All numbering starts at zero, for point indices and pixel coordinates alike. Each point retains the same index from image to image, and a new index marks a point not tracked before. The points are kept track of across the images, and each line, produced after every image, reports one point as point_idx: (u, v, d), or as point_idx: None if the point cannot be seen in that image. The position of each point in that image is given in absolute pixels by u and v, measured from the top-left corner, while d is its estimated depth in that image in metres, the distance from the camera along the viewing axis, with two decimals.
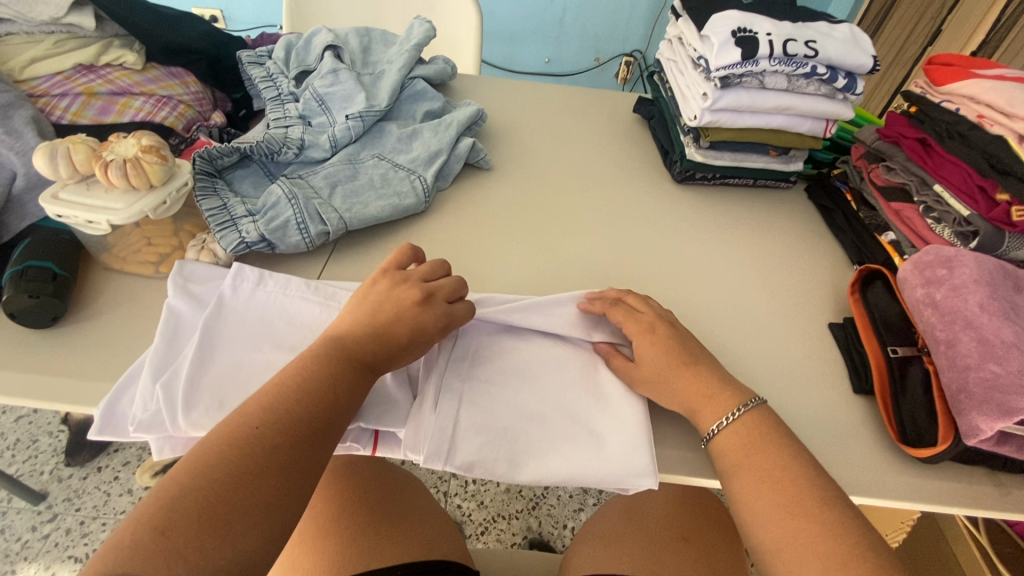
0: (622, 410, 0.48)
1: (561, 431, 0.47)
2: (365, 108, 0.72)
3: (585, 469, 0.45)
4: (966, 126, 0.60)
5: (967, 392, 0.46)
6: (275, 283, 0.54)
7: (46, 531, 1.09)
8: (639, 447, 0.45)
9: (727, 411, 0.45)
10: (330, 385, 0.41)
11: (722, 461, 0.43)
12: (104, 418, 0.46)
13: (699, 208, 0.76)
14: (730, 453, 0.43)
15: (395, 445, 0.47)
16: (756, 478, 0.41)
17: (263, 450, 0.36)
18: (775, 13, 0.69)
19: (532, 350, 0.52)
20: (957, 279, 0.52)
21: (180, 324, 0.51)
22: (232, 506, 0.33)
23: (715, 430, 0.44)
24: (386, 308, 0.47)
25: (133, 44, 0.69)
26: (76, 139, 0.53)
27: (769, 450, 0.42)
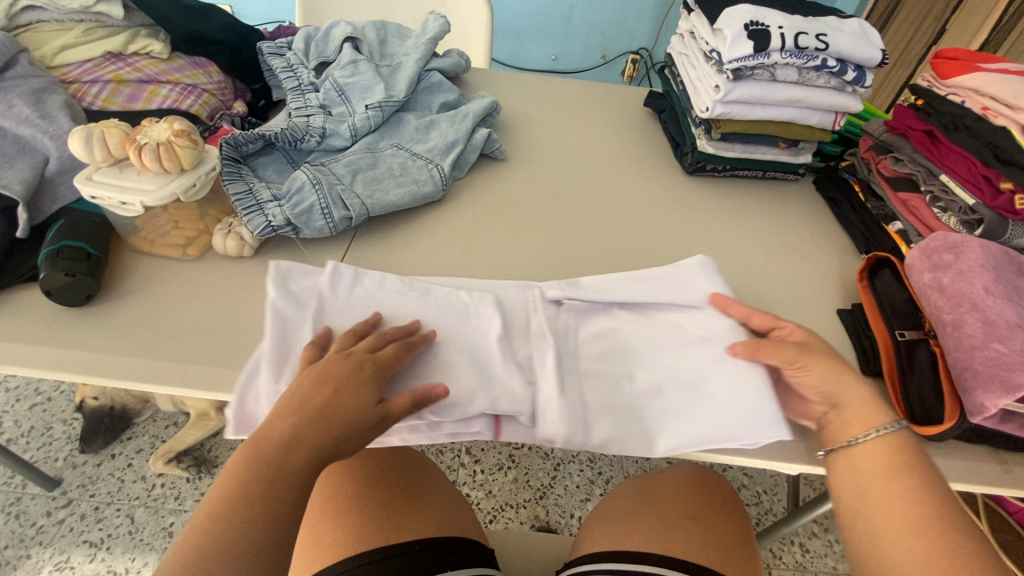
0: (736, 367, 0.49)
1: (682, 401, 0.49)
2: (384, 98, 0.74)
3: (715, 433, 0.46)
4: (971, 118, 0.62)
5: (972, 370, 0.48)
6: (372, 280, 0.55)
7: (62, 516, 1.11)
8: (763, 402, 0.46)
9: (878, 425, 0.46)
10: (255, 507, 0.38)
11: (855, 468, 0.46)
12: (236, 419, 0.47)
13: (709, 199, 0.77)
14: (865, 466, 0.46)
15: (518, 429, 0.49)
16: (892, 488, 0.44)
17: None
18: (787, 8, 0.71)
19: (631, 328, 0.54)
20: (963, 264, 0.53)
21: (287, 323, 0.50)
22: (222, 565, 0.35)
23: (853, 441, 0.46)
24: (307, 385, 0.44)
25: (159, 33, 0.71)
26: (110, 124, 0.55)
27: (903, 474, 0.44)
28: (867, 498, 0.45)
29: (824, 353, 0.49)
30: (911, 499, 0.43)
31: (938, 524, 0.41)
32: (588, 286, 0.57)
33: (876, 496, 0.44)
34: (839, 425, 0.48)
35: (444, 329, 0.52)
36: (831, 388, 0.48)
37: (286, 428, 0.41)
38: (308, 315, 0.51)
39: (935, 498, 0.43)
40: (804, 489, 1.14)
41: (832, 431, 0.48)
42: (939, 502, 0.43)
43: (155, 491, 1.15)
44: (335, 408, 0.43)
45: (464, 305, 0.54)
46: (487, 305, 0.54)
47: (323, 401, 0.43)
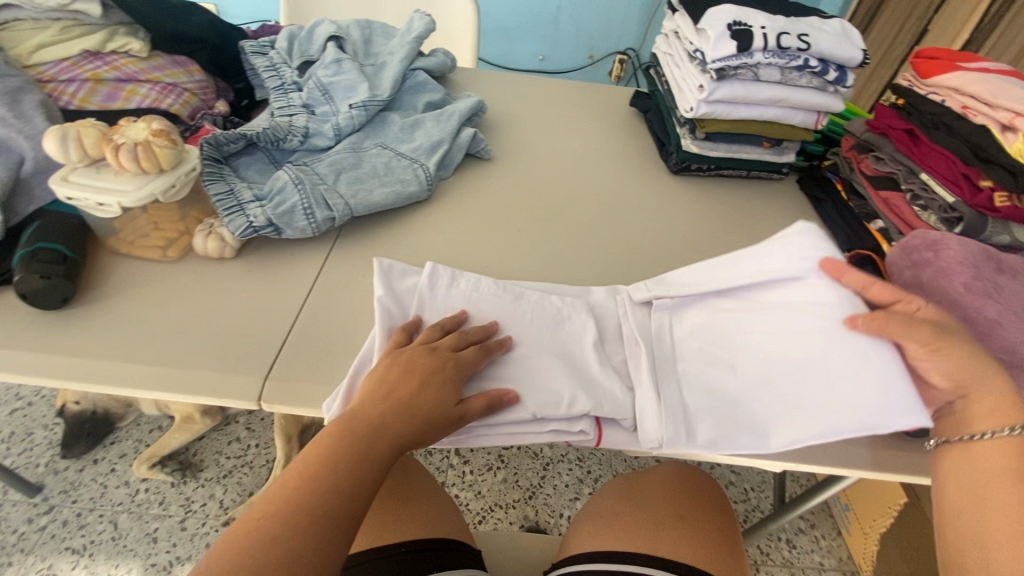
0: (864, 348, 0.47)
1: (797, 389, 0.47)
2: (368, 97, 0.73)
3: (841, 423, 0.45)
4: (952, 117, 0.62)
5: None
6: (468, 282, 0.55)
7: (43, 523, 1.09)
8: (894, 385, 0.45)
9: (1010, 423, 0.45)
10: (306, 506, 0.38)
11: (972, 464, 0.45)
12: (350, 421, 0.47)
13: (695, 198, 0.78)
14: (985, 464, 0.45)
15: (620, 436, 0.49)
16: (1011, 489, 0.43)
17: (272, 552, 0.35)
18: (769, 8, 0.72)
19: (730, 317, 0.53)
20: (942, 261, 0.54)
21: (393, 321, 0.51)
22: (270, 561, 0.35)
23: (976, 437, 0.45)
24: (393, 373, 0.45)
25: (139, 31, 0.70)
26: (86, 123, 0.54)
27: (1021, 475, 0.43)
28: (979, 495, 0.44)
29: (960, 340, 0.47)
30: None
31: None
32: (674, 281, 0.57)
33: (990, 492, 0.44)
34: (960, 417, 0.46)
35: (538, 333, 0.52)
36: (962, 377, 0.46)
37: (377, 411, 0.43)
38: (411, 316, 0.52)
39: None
40: (790, 485, 1.16)
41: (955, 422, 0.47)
42: None
43: (138, 496, 1.13)
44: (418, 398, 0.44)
45: (557, 305, 0.54)
46: (580, 310, 0.54)
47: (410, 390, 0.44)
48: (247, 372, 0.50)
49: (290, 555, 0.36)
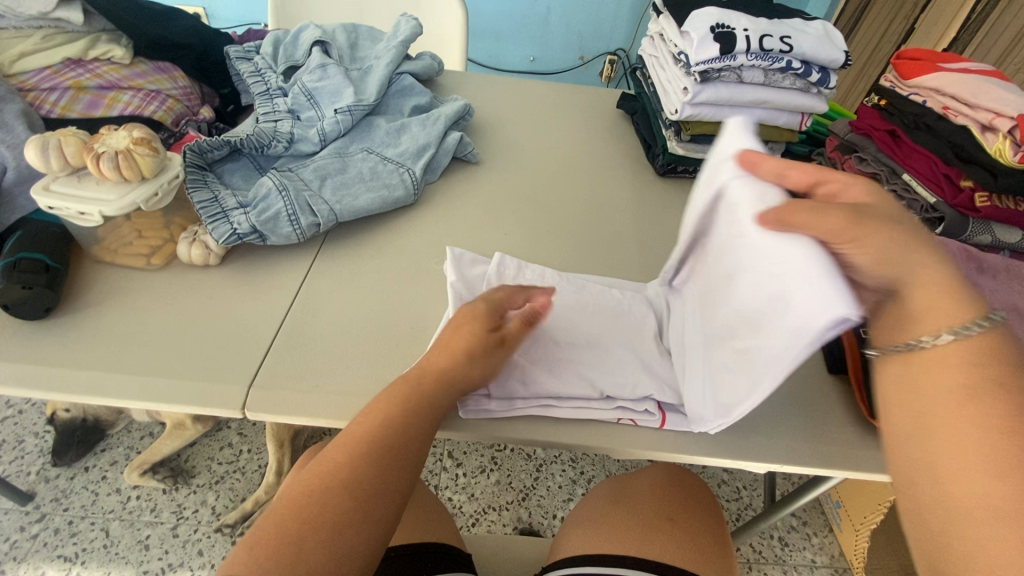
0: (770, 246, 0.36)
1: (754, 323, 0.39)
2: (354, 102, 0.73)
3: (779, 349, 0.35)
4: (933, 118, 0.63)
5: None
6: (534, 272, 0.60)
7: (35, 531, 1.08)
8: (806, 271, 0.34)
9: (966, 319, 0.38)
10: (361, 445, 0.41)
11: (914, 379, 0.39)
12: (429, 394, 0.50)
13: (681, 200, 0.78)
14: (930, 377, 0.38)
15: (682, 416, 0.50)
16: (954, 405, 0.37)
17: (338, 477, 0.39)
18: (752, 11, 0.72)
19: (713, 266, 0.47)
20: None
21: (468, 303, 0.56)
22: (335, 491, 0.39)
23: (919, 344, 0.39)
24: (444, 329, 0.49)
25: (121, 38, 0.70)
26: (67, 132, 0.54)
27: (987, 381, 0.36)
28: (922, 416, 0.38)
29: (888, 221, 0.39)
30: (976, 417, 0.36)
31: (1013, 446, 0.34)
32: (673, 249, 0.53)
33: (930, 411, 0.37)
34: (901, 314, 0.40)
35: (599, 316, 0.56)
36: (890, 268, 0.39)
37: (448, 362, 0.46)
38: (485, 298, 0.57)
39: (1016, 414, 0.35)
40: (781, 484, 1.16)
41: (886, 331, 0.41)
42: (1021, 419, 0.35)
43: (130, 503, 1.13)
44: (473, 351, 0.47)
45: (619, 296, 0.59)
46: (642, 302, 0.58)
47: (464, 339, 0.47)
48: (231, 381, 0.50)
49: (361, 478, 0.40)
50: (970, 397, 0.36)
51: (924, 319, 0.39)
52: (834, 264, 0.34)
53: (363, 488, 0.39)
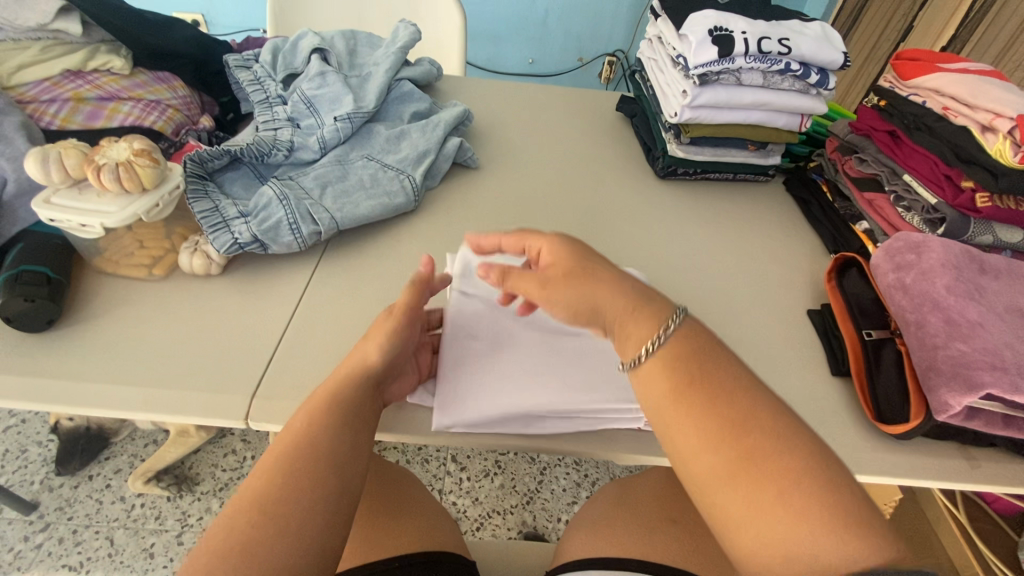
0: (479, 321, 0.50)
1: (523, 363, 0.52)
2: (353, 109, 0.73)
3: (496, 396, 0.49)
4: (932, 118, 0.63)
5: (936, 369, 0.48)
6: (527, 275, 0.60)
7: (39, 541, 1.08)
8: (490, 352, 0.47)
9: (658, 328, 0.41)
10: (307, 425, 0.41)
11: (646, 392, 0.41)
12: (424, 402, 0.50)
13: (682, 202, 0.78)
14: (655, 385, 0.40)
15: None
16: (689, 408, 0.38)
17: (296, 457, 0.39)
18: (750, 13, 0.72)
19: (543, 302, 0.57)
20: (925, 264, 0.54)
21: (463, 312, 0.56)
22: (290, 469, 0.38)
23: (638, 359, 0.41)
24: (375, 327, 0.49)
25: (120, 49, 0.70)
26: (67, 144, 0.54)
27: (700, 377, 0.39)
28: (669, 426, 0.39)
29: (562, 286, 0.45)
30: (709, 412, 0.37)
31: (747, 431, 0.36)
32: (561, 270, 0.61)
33: (673, 417, 0.39)
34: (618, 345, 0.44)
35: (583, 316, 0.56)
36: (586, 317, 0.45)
37: (375, 353, 0.46)
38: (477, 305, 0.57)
39: (740, 402, 0.38)
40: None
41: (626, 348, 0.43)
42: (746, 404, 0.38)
43: (134, 511, 1.13)
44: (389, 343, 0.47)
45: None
46: None
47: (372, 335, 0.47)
48: (234, 391, 0.50)
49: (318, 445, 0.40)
50: (687, 399, 0.38)
51: (625, 344, 0.43)
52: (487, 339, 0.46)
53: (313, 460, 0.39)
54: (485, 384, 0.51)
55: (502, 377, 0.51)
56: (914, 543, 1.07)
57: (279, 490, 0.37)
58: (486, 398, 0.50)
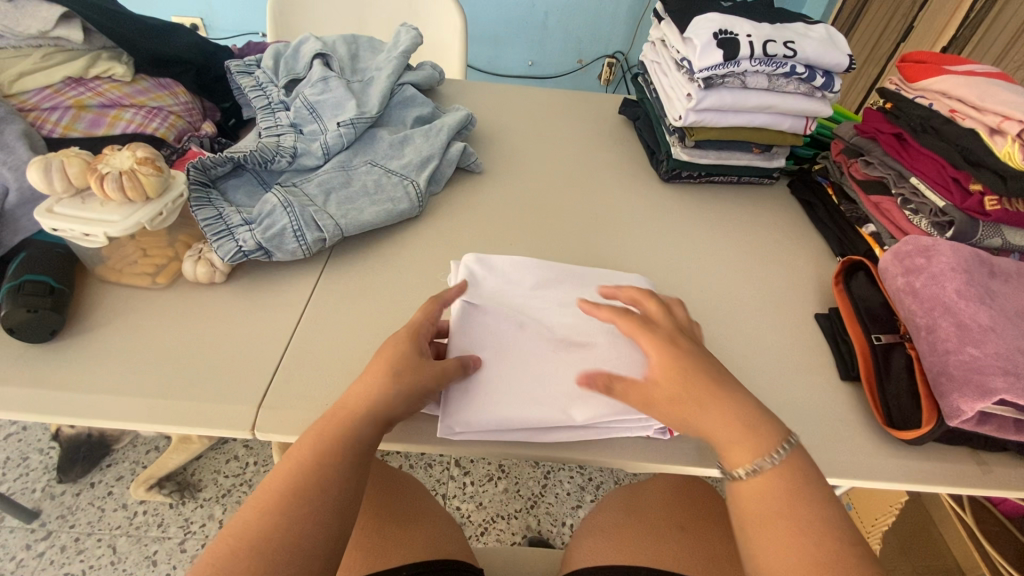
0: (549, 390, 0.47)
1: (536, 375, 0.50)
2: (357, 115, 0.73)
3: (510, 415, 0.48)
4: (939, 121, 0.62)
5: (948, 374, 0.48)
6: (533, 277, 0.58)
7: (41, 549, 1.08)
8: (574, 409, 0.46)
9: (769, 450, 0.42)
10: (316, 453, 0.40)
11: (741, 506, 0.42)
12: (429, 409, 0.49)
13: (687, 206, 0.78)
14: (750, 497, 0.41)
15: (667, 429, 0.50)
16: (781, 528, 0.39)
17: (299, 486, 0.38)
18: (755, 15, 0.72)
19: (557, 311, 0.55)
20: (935, 268, 0.54)
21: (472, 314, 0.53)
22: (290, 497, 0.38)
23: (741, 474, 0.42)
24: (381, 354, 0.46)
25: (122, 56, 0.68)
26: (70, 153, 0.53)
27: (800, 504, 0.40)
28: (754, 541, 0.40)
29: (679, 392, 0.44)
30: (800, 536, 0.38)
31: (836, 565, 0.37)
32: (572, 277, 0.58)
33: (762, 532, 0.40)
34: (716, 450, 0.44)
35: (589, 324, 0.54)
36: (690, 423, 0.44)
37: (376, 381, 0.44)
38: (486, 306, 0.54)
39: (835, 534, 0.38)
40: None
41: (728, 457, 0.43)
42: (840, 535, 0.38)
43: (136, 519, 1.12)
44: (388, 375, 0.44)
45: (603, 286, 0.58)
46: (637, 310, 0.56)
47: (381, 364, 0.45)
48: (240, 401, 0.50)
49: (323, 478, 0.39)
50: (775, 521, 0.40)
51: (729, 454, 0.43)
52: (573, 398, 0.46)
53: (312, 492, 0.38)
54: (495, 393, 0.49)
55: (506, 385, 0.49)
56: (918, 544, 1.07)
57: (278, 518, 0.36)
58: (490, 408, 0.48)
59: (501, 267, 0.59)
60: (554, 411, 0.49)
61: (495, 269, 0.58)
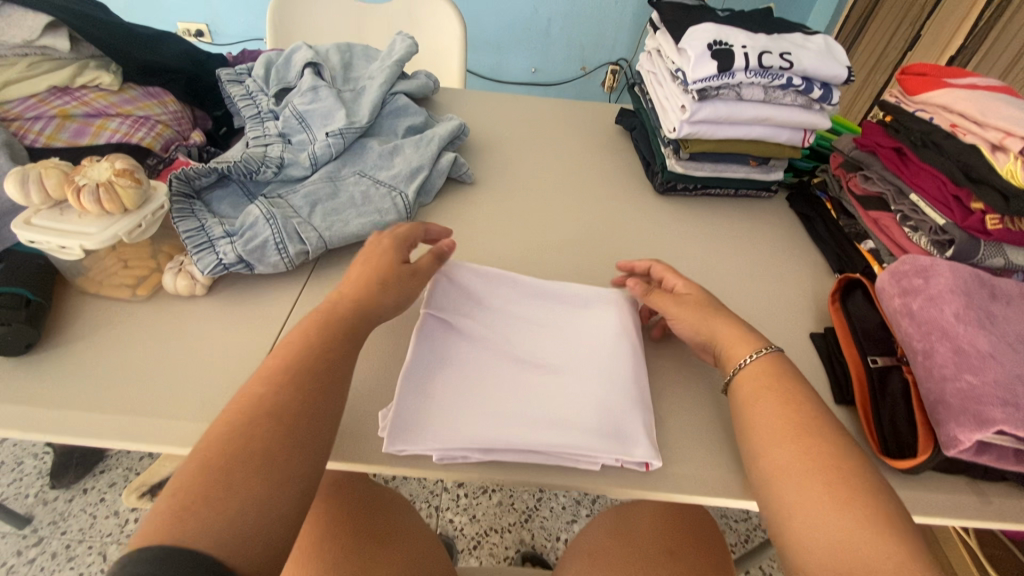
0: (550, 430, 0.45)
1: (496, 396, 0.48)
2: (346, 125, 0.72)
3: (465, 434, 0.45)
4: (940, 135, 0.60)
5: (945, 403, 0.46)
6: (502, 297, 0.57)
7: (31, 556, 1.07)
8: (564, 428, 0.46)
9: (749, 352, 0.50)
10: (285, 391, 0.41)
11: (745, 391, 0.48)
12: (394, 429, 0.45)
13: (682, 219, 0.76)
14: (750, 387, 0.48)
15: (631, 449, 0.45)
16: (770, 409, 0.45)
17: (261, 429, 0.38)
18: (751, 26, 0.70)
19: (525, 337, 0.54)
20: (933, 289, 0.52)
21: (437, 338, 0.52)
22: (250, 443, 0.37)
23: (742, 364, 0.49)
24: (361, 262, 0.52)
25: (110, 65, 0.68)
26: (48, 164, 0.53)
27: (786, 387, 0.47)
28: (753, 414, 0.46)
29: (705, 305, 0.54)
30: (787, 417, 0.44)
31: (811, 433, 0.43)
32: (542, 301, 0.57)
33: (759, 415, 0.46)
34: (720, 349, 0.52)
35: (550, 348, 0.53)
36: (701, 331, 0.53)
37: (351, 289, 0.50)
38: (452, 326, 0.53)
39: (813, 414, 0.45)
40: None
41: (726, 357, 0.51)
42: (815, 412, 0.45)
43: (128, 527, 1.12)
44: (381, 271, 0.51)
45: (572, 313, 0.57)
46: (608, 333, 0.54)
47: (365, 270, 0.51)
48: (214, 419, 0.49)
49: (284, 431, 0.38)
50: (781, 405, 0.45)
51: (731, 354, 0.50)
52: (567, 441, 0.45)
53: (276, 439, 0.38)
54: (449, 411, 0.46)
55: (467, 408, 0.47)
56: None
57: (236, 463, 0.36)
58: (443, 428, 0.45)
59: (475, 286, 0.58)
60: (506, 428, 0.45)
61: (466, 286, 0.57)
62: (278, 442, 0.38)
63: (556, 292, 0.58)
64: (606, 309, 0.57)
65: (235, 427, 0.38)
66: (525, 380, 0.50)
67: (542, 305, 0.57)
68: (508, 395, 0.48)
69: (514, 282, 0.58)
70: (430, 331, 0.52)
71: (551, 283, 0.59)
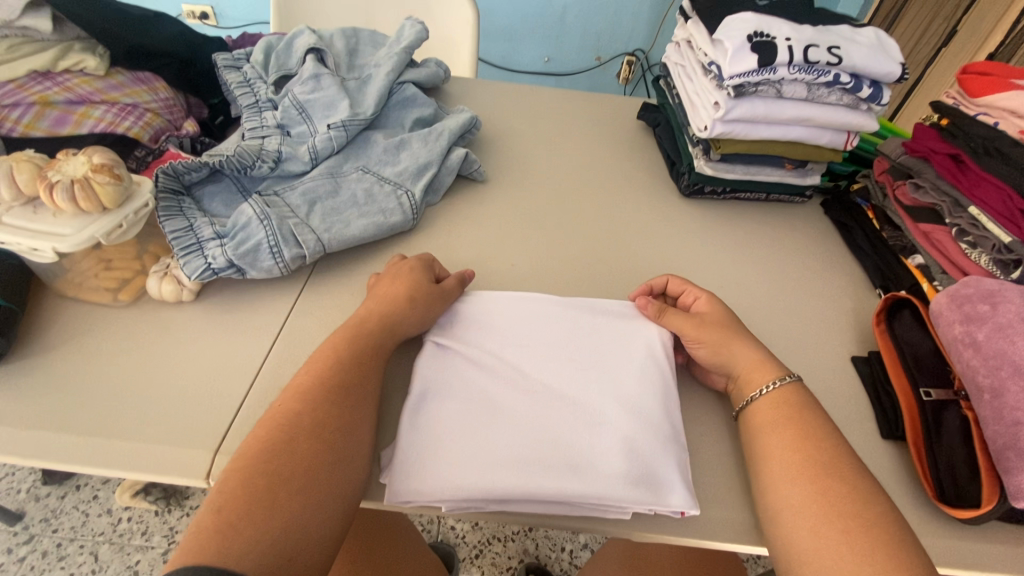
0: (572, 476, 0.41)
1: (508, 432, 0.43)
2: (349, 116, 0.66)
3: (472, 480, 0.40)
4: (1008, 143, 0.54)
5: (1017, 450, 0.40)
6: (515, 316, 0.52)
7: (22, 554, 1.03)
8: (584, 473, 0.41)
9: (769, 380, 0.47)
10: (298, 421, 0.40)
11: (755, 420, 0.45)
12: (398, 481, 0.40)
13: (709, 224, 0.71)
14: (761, 416, 0.45)
15: (665, 499, 0.41)
16: (778, 439, 0.43)
17: (278, 456, 0.38)
18: (795, 16, 0.64)
19: (542, 362, 0.49)
20: (1001, 317, 0.46)
21: (444, 368, 0.48)
22: (272, 473, 0.37)
23: (756, 395, 0.46)
24: (387, 284, 0.52)
25: (96, 47, 0.62)
26: (21, 157, 0.48)
27: (806, 416, 0.44)
28: (763, 442, 0.43)
29: (722, 325, 0.51)
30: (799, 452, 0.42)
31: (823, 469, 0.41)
32: (561, 318, 0.52)
33: (766, 446, 0.43)
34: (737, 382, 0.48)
35: (569, 376, 0.48)
36: (722, 357, 0.49)
37: (371, 305, 0.50)
38: (459, 352, 0.49)
39: (831, 445, 0.42)
40: None
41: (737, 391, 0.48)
42: (835, 445, 0.42)
43: (120, 526, 1.08)
44: (410, 288, 0.50)
45: (596, 333, 0.51)
46: (638, 358, 0.49)
47: (398, 292, 0.50)
48: (198, 442, 0.44)
49: (300, 458, 0.38)
50: (795, 438, 0.43)
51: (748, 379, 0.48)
52: (591, 489, 0.40)
53: (291, 466, 0.37)
54: (456, 453, 0.42)
55: (475, 447, 0.42)
56: None
57: (261, 487, 0.36)
58: (450, 474, 0.40)
59: (485, 305, 0.53)
60: (520, 472, 0.41)
61: (475, 307, 0.53)
62: (301, 467, 0.37)
63: (577, 310, 0.53)
64: (634, 330, 0.51)
65: (255, 452, 0.38)
66: (541, 412, 0.45)
67: (561, 323, 0.52)
68: (523, 430, 0.44)
69: (529, 299, 0.53)
70: (433, 359, 0.48)
71: (572, 301, 0.53)
